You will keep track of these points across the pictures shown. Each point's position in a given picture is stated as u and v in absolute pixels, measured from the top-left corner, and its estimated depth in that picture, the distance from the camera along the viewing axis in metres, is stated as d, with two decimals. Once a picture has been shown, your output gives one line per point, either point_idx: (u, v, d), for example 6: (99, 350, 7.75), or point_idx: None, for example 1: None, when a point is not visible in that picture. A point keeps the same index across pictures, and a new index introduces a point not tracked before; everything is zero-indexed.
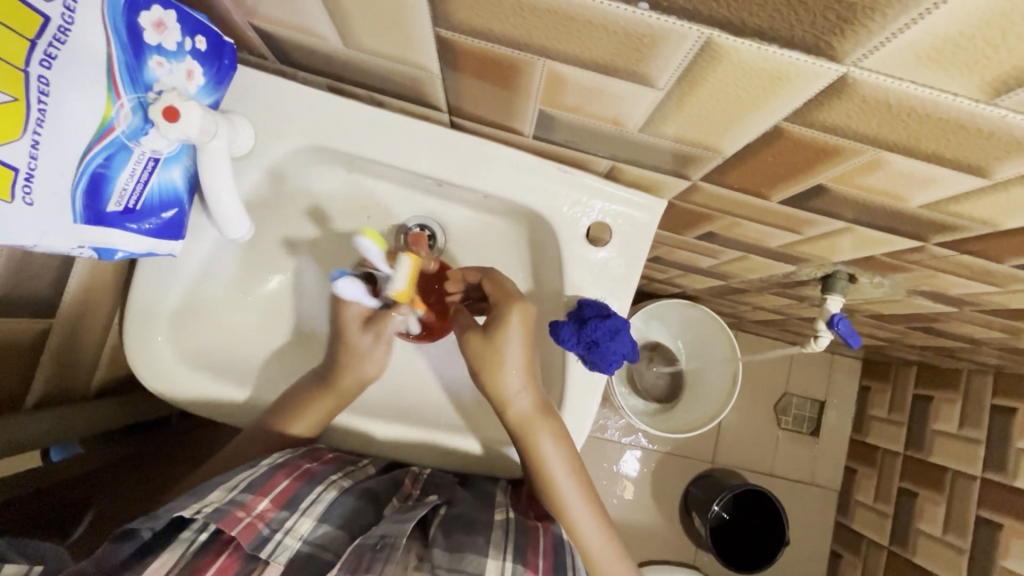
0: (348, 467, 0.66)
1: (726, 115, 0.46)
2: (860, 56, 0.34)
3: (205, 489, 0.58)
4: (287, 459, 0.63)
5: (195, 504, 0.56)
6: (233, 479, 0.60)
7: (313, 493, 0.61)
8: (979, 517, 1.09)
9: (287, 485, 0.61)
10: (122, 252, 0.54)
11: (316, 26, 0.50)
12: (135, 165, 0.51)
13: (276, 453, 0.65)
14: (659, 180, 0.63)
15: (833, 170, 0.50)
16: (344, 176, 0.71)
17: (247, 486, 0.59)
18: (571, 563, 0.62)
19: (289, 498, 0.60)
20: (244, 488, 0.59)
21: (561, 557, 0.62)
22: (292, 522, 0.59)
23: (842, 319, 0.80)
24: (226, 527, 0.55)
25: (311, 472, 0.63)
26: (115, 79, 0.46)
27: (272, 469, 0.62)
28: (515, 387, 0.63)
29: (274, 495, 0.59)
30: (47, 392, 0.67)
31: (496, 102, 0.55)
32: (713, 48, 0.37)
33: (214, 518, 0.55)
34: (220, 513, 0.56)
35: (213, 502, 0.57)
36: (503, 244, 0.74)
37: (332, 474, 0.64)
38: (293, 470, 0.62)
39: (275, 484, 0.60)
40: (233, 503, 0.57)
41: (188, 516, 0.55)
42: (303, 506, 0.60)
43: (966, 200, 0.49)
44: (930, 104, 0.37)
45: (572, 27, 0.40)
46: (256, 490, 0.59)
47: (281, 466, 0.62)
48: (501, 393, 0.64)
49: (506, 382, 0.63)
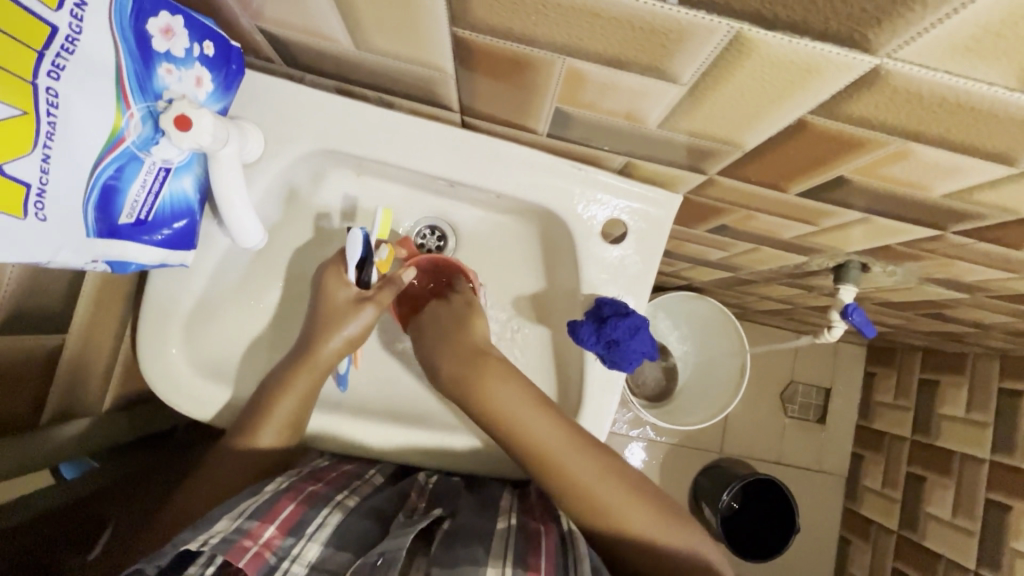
0: (353, 484, 0.64)
1: (750, 110, 0.45)
2: (896, 47, 0.33)
3: (209, 518, 0.53)
4: (290, 483, 0.60)
5: (201, 535, 0.51)
6: (238, 507, 0.55)
7: (318, 517, 0.57)
8: (988, 500, 1.10)
9: (293, 510, 0.57)
10: (134, 265, 0.53)
11: (328, 28, 0.48)
12: (146, 176, 0.50)
13: (277, 477, 0.62)
14: (674, 175, 0.63)
15: (857, 160, 0.49)
16: (354, 178, 0.70)
17: (253, 512, 0.54)
18: (576, 556, 0.55)
19: (294, 523, 0.55)
20: (250, 515, 0.54)
21: (564, 555, 0.56)
22: (298, 548, 0.54)
23: (856, 309, 0.80)
24: (233, 558, 0.50)
25: (316, 496, 0.60)
26: (124, 88, 0.45)
27: (276, 494, 0.58)
28: (514, 405, 0.61)
29: (280, 521, 0.55)
30: (63, 407, 0.66)
31: (511, 101, 0.54)
32: (742, 42, 0.36)
33: (221, 549, 0.50)
34: (227, 544, 0.50)
35: (221, 532, 0.51)
36: (516, 243, 0.73)
37: (337, 495, 0.61)
38: (297, 494, 0.59)
39: (279, 510, 0.56)
40: (239, 532, 0.52)
41: (196, 549, 0.49)
42: (308, 531, 0.56)
43: (989, 188, 0.48)
44: (964, 94, 0.36)
45: (595, 23, 0.39)
46: (261, 516, 0.54)
47: (284, 491, 0.58)
48: (496, 413, 0.62)
49: (500, 398, 0.62)
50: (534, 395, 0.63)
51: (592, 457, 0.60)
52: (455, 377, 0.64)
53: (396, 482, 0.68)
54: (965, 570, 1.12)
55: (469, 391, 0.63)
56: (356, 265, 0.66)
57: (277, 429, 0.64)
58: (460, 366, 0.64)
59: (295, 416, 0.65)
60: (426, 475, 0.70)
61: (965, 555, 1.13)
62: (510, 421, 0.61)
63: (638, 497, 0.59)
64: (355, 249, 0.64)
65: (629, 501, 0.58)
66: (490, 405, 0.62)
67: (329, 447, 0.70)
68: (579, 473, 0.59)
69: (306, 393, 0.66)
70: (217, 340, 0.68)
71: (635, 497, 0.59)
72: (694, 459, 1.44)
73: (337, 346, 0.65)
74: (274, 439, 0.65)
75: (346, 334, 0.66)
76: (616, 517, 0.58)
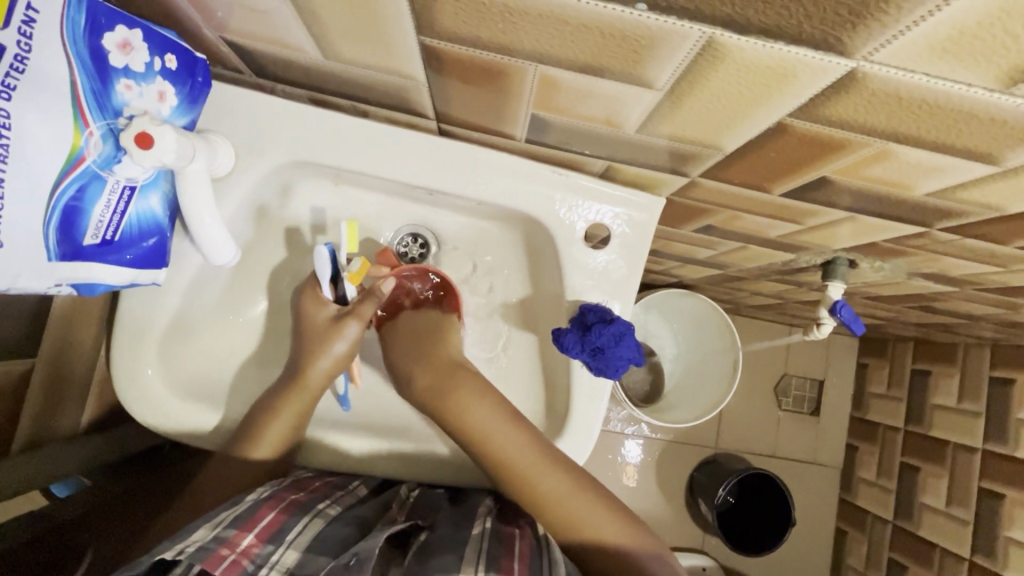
0: (336, 493, 0.63)
1: (726, 114, 0.44)
2: (871, 50, 0.32)
3: (186, 530, 0.52)
4: (271, 492, 0.59)
5: (177, 544, 0.50)
6: (217, 517, 0.55)
7: (298, 524, 0.56)
8: (981, 489, 1.10)
9: (273, 517, 0.56)
10: (103, 286, 0.52)
11: (294, 39, 0.47)
12: (110, 195, 0.48)
13: (258, 487, 0.61)
14: (657, 178, 0.62)
15: (839, 160, 0.48)
16: (332, 188, 0.68)
17: (232, 521, 0.54)
18: (549, 560, 0.55)
19: (274, 531, 0.55)
20: (228, 524, 0.54)
21: (538, 558, 0.56)
22: (277, 555, 0.53)
23: (844, 305, 0.79)
24: (210, 566, 0.49)
25: (297, 503, 0.58)
26: (81, 106, 0.44)
27: (256, 502, 0.57)
28: (488, 422, 0.62)
29: (259, 529, 0.54)
30: (34, 432, 0.65)
31: (486, 106, 0.53)
32: (715, 47, 0.35)
33: (197, 557, 0.49)
34: (203, 552, 0.50)
35: (197, 541, 0.51)
36: (500, 250, 0.72)
37: (318, 504, 0.60)
38: (277, 502, 0.58)
39: (259, 519, 0.55)
40: (216, 540, 0.51)
41: (170, 559, 0.49)
42: (289, 538, 0.55)
43: (972, 187, 0.48)
44: (942, 95, 0.35)
45: (564, 29, 0.37)
46: (240, 525, 0.54)
47: (265, 500, 0.58)
48: (470, 430, 0.62)
49: (474, 414, 0.62)
50: (507, 412, 0.63)
51: (563, 472, 0.60)
52: (433, 391, 0.65)
53: (379, 493, 0.67)
54: (959, 559, 1.12)
55: (443, 407, 0.64)
56: (329, 282, 0.66)
57: (259, 445, 0.63)
58: (438, 383, 0.65)
59: (277, 432, 0.64)
60: (408, 489, 0.69)
61: (959, 544, 1.13)
62: (483, 437, 0.62)
63: (607, 510, 0.60)
64: (324, 267, 0.64)
65: (601, 515, 0.59)
66: (464, 422, 0.62)
67: (313, 462, 0.69)
68: (549, 489, 0.60)
69: (288, 409, 0.64)
70: (194, 358, 0.66)
71: (604, 510, 0.60)
72: (690, 455, 1.44)
73: (318, 361, 0.64)
74: (256, 457, 0.63)
75: (328, 348, 0.64)
76: (586, 530, 0.59)
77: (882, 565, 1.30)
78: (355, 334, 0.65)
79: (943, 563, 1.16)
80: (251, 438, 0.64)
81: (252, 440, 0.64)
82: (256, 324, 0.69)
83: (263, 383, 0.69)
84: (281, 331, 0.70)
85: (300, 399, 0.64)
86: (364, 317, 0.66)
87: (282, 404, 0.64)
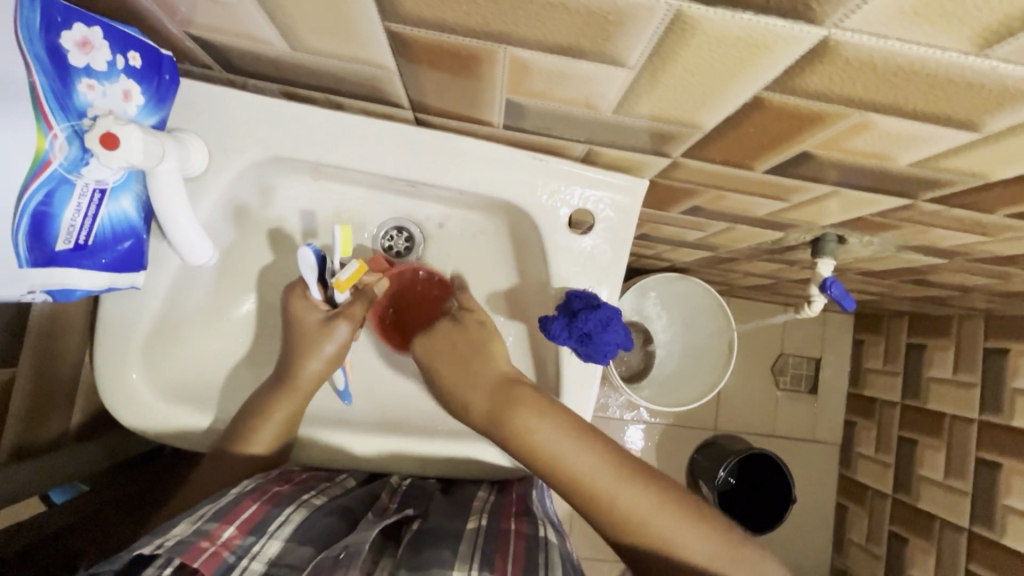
0: (323, 484, 0.64)
1: (702, 89, 0.43)
2: (842, 17, 0.32)
3: (168, 524, 0.53)
4: (255, 484, 0.59)
5: (157, 539, 0.51)
6: (198, 511, 0.55)
7: (282, 515, 0.57)
8: (979, 459, 1.10)
9: (256, 509, 0.56)
10: (80, 291, 0.51)
11: (258, 30, 0.46)
12: (80, 199, 0.48)
13: (244, 480, 0.61)
14: (638, 160, 0.61)
15: (820, 134, 0.47)
16: (312, 184, 0.67)
17: (213, 515, 0.54)
18: (545, 562, 0.55)
19: (256, 522, 0.55)
20: (210, 517, 0.54)
21: (533, 557, 0.56)
22: (259, 546, 0.53)
23: (835, 282, 0.79)
24: (189, 559, 0.49)
25: (281, 496, 0.59)
26: (44, 109, 0.43)
27: (239, 495, 0.57)
28: (539, 437, 0.58)
29: (241, 521, 0.54)
30: (22, 444, 0.65)
31: (460, 92, 0.52)
32: (684, 20, 0.35)
33: (177, 550, 0.50)
34: (183, 545, 0.50)
35: (177, 535, 0.51)
36: (485, 239, 0.71)
37: (304, 495, 0.61)
38: (260, 494, 0.58)
39: (241, 512, 0.55)
40: (197, 533, 0.52)
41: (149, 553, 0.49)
42: (270, 529, 0.55)
43: (955, 155, 0.47)
44: (918, 60, 0.34)
45: (531, 9, 0.37)
46: (220, 519, 0.54)
47: (248, 493, 0.58)
48: (526, 442, 0.59)
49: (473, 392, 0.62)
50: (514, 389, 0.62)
51: (593, 456, 0.58)
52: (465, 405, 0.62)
53: (367, 484, 0.67)
54: (959, 529, 1.13)
55: (501, 423, 0.60)
56: (319, 284, 0.65)
57: (253, 441, 0.64)
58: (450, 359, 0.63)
59: (266, 431, 0.64)
60: (399, 479, 0.69)
61: (958, 514, 1.14)
62: (536, 449, 0.58)
63: (671, 507, 0.56)
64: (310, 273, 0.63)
65: (626, 493, 0.57)
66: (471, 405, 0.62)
67: (304, 459, 0.69)
68: (607, 489, 0.57)
69: (275, 407, 0.64)
70: (179, 362, 0.66)
71: (666, 509, 0.56)
72: (689, 437, 1.44)
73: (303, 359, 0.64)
74: (247, 456, 0.64)
75: (314, 345, 0.64)
76: (646, 532, 0.56)
77: (883, 538, 1.31)
78: (346, 336, 0.65)
79: (943, 534, 1.17)
80: (241, 437, 0.64)
81: (239, 440, 0.64)
82: (241, 325, 0.69)
83: (253, 382, 0.68)
84: (266, 330, 0.70)
85: (290, 397, 0.64)
86: (354, 318, 0.65)
87: (268, 402, 0.64)
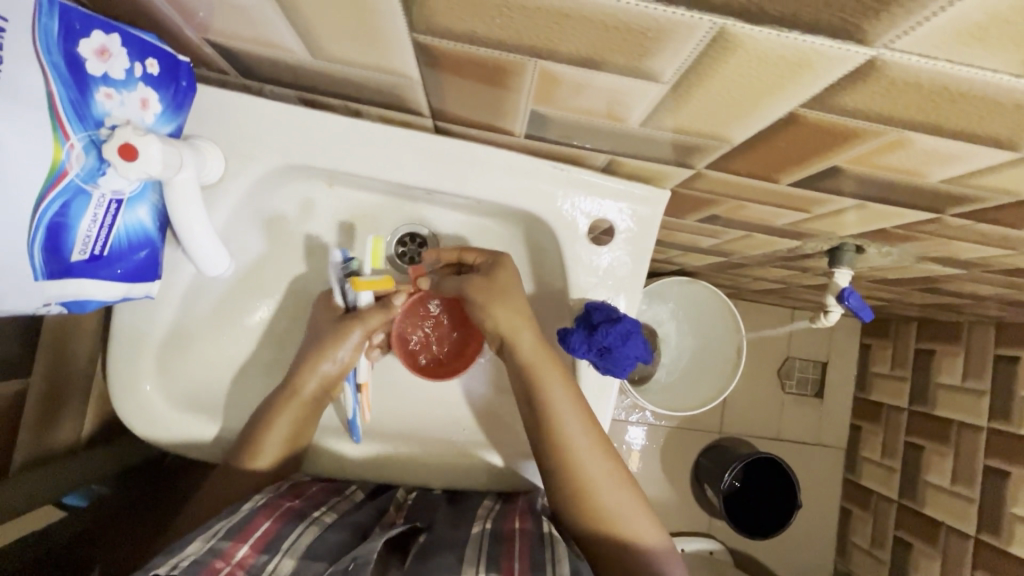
0: (332, 499, 0.63)
1: (736, 105, 0.42)
2: (893, 38, 0.30)
3: (181, 542, 0.52)
4: (267, 500, 0.59)
5: (170, 559, 0.50)
6: (211, 527, 0.55)
7: (294, 532, 0.57)
8: (987, 467, 1.10)
9: (268, 527, 0.56)
10: (94, 302, 0.50)
11: (279, 37, 0.45)
12: (96, 210, 0.47)
13: (253, 495, 0.60)
14: (660, 171, 0.60)
15: (852, 150, 0.46)
16: (328, 190, 0.66)
17: (226, 532, 0.54)
18: (553, 557, 0.55)
19: (269, 540, 0.55)
20: (223, 535, 0.54)
21: (541, 553, 0.56)
22: (273, 564, 0.53)
23: (852, 292, 0.77)
24: None
25: (293, 510, 0.58)
26: (60, 118, 0.42)
27: (251, 511, 0.57)
28: (546, 386, 0.61)
29: (254, 540, 0.54)
30: (34, 452, 0.65)
31: (483, 101, 0.50)
32: (726, 38, 0.33)
33: (192, 570, 0.49)
34: (198, 565, 0.50)
35: (191, 554, 0.51)
36: (502, 248, 0.70)
37: (314, 511, 0.60)
38: (273, 510, 0.58)
39: (253, 529, 0.55)
40: (211, 553, 0.52)
41: (165, 573, 0.48)
42: (284, 546, 0.55)
43: (988, 173, 0.46)
44: (967, 82, 0.33)
45: (566, 23, 0.35)
46: (233, 537, 0.54)
47: (260, 508, 0.57)
48: (535, 389, 0.61)
49: (507, 318, 0.62)
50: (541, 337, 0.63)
51: (591, 436, 0.61)
52: (498, 333, 0.62)
53: (376, 498, 0.66)
54: (966, 536, 1.13)
55: (517, 365, 0.62)
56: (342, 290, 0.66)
57: (265, 450, 0.63)
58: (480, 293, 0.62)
59: (277, 440, 0.63)
60: (404, 492, 0.67)
61: (964, 521, 1.13)
62: (540, 395, 0.61)
63: (626, 494, 0.60)
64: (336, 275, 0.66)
65: (611, 488, 0.60)
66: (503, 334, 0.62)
67: (314, 467, 0.68)
68: (579, 459, 0.60)
69: (287, 417, 0.64)
70: (190, 372, 0.65)
71: (628, 499, 0.60)
72: (694, 440, 1.43)
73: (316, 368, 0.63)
74: (257, 466, 0.63)
75: (327, 354, 0.63)
76: (599, 509, 0.59)
77: (888, 543, 1.31)
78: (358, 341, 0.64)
79: (948, 541, 1.16)
80: (252, 447, 0.63)
81: (251, 449, 0.63)
82: (254, 333, 0.68)
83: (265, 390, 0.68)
84: (278, 337, 0.69)
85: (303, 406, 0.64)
86: (368, 325, 0.65)
87: (281, 412, 0.63)
